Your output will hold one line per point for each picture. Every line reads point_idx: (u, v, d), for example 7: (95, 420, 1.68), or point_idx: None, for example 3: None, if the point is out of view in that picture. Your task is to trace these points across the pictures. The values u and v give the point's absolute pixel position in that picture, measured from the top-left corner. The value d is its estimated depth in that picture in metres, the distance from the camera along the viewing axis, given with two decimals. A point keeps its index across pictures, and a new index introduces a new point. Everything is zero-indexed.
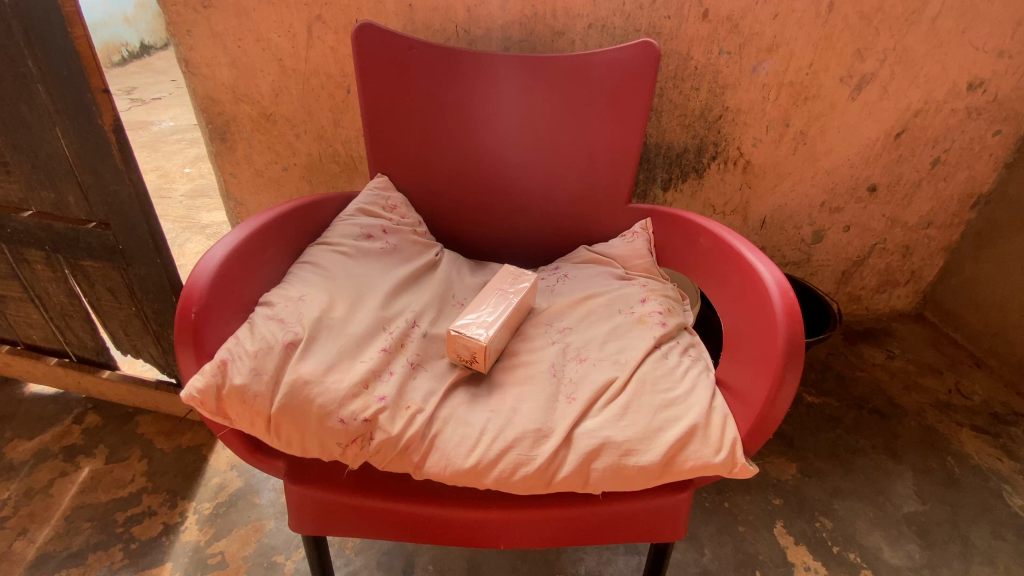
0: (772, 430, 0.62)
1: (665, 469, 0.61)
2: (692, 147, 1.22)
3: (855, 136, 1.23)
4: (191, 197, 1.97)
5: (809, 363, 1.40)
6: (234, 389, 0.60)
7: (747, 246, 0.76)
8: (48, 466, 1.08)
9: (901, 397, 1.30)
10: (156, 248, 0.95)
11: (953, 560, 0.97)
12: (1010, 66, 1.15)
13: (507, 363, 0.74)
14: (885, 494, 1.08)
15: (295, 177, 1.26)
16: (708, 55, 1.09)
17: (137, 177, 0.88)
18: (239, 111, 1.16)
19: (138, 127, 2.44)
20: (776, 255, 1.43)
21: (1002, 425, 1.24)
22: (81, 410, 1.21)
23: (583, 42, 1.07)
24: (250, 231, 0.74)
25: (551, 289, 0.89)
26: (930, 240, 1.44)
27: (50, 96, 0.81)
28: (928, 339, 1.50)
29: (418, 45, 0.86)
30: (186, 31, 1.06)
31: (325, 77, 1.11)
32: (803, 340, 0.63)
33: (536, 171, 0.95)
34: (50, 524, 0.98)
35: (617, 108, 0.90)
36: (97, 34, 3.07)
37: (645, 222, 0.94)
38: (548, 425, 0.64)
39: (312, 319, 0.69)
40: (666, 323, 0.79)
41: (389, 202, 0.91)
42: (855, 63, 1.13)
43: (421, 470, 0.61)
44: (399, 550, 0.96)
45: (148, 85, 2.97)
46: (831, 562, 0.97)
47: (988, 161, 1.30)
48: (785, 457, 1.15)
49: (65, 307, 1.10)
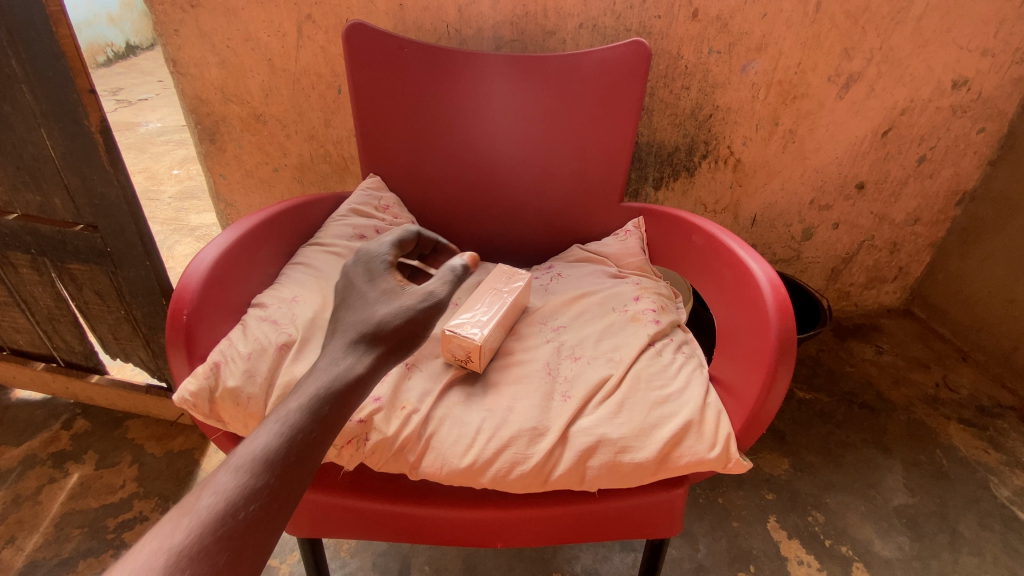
0: (767, 425, 0.63)
1: (660, 466, 0.62)
2: (683, 145, 1.23)
3: (843, 135, 1.24)
4: (180, 199, 1.95)
5: (799, 360, 1.42)
6: (227, 392, 0.59)
7: (739, 243, 0.77)
8: (36, 473, 1.07)
9: (890, 392, 1.32)
10: (145, 251, 0.94)
11: (944, 552, 0.98)
12: (994, 64, 1.17)
13: (502, 362, 0.74)
14: (876, 487, 1.10)
15: (286, 178, 1.25)
16: (698, 55, 1.10)
17: (125, 179, 0.88)
18: (229, 111, 1.15)
19: (125, 129, 2.41)
20: (767, 253, 1.45)
21: (989, 418, 1.26)
22: (69, 415, 1.19)
23: (574, 41, 1.07)
24: (241, 231, 0.73)
25: (545, 288, 0.89)
26: (917, 236, 1.46)
27: (35, 97, 0.80)
28: (915, 334, 1.52)
29: (409, 45, 0.86)
30: (173, 30, 1.05)
31: (316, 77, 1.10)
32: (795, 336, 0.63)
33: (527, 171, 0.95)
34: (40, 532, 0.97)
35: (608, 107, 0.90)
36: (81, 35, 3.04)
37: (638, 220, 0.95)
38: (543, 424, 0.64)
39: (306, 319, 0.68)
40: (660, 320, 0.79)
41: (381, 203, 0.90)
42: (843, 63, 1.14)
43: (417, 470, 0.61)
44: (395, 551, 0.96)
45: (135, 85, 2.96)
46: (824, 556, 0.98)
47: (973, 158, 1.32)
48: (777, 453, 1.16)
49: (52, 311, 1.09)
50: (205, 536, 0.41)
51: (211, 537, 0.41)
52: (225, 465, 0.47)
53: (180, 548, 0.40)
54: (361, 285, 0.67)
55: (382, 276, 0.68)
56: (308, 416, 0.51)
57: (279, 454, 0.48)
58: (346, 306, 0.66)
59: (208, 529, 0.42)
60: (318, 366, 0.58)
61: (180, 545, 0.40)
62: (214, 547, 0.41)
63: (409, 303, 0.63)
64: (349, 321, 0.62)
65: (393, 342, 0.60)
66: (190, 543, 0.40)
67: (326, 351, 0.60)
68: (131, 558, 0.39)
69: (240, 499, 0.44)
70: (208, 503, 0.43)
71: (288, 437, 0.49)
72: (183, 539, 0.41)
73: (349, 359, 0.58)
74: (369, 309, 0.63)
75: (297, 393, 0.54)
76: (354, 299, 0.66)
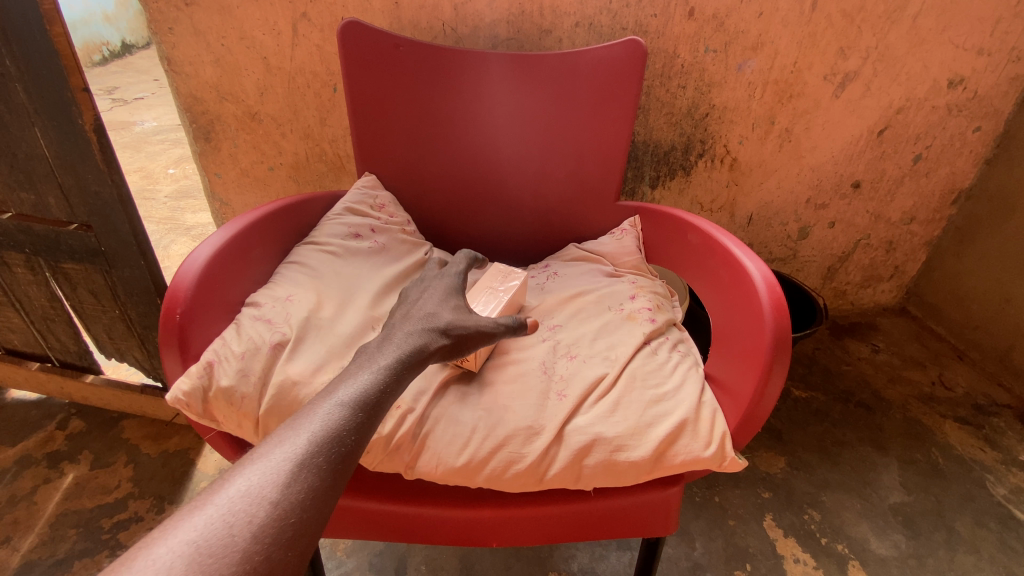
0: (761, 424, 0.63)
1: (655, 464, 0.62)
2: (680, 144, 1.23)
3: (839, 134, 1.25)
4: (175, 198, 1.95)
5: (795, 358, 1.42)
6: (221, 391, 0.59)
7: (734, 241, 0.77)
8: (31, 473, 1.06)
9: (886, 391, 1.32)
10: (140, 250, 0.94)
11: (940, 550, 0.99)
12: (989, 63, 1.18)
13: (498, 361, 0.73)
14: (872, 485, 1.10)
15: (281, 177, 1.25)
16: (695, 54, 1.10)
17: (119, 178, 0.87)
18: (223, 110, 1.14)
19: (121, 128, 2.40)
20: (763, 252, 1.45)
21: (985, 417, 1.26)
22: (63, 415, 1.18)
23: (570, 40, 1.07)
24: (236, 230, 0.73)
25: (541, 287, 0.89)
26: (912, 235, 1.46)
27: (28, 95, 0.79)
28: (911, 333, 1.52)
29: (404, 43, 0.85)
30: (168, 28, 1.04)
31: (311, 75, 1.10)
32: (790, 335, 0.63)
33: (524, 170, 0.95)
34: (35, 532, 0.96)
35: (604, 106, 0.90)
36: (76, 33, 3.02)
37: (634, 219, 0.95)
38: (539, 422, 0.64)
39: (300, 318, 0.68)
40: (656, 319, 0.79)
41: (376, 201, 0.90)
42: (839, 62, 1.14)
43: (412, 470, 0.61)
44: (392, 551, 0.96)
45: (130, 84, 2.94)
46: (820, 554, 0.98)
47: (969, 157, 1.33)
48: (774, 451, 1.17)
49: (47, 311, 1.08)
50: (319, 453, 0.44)
51: (323, 455, 0.44)
52: (328, 398, 0.49)
53: (301, 459, 0.43)
54: (437, 293, 0.67)
55: (452, 293, 0.68)
56: (399, 362, 0.55)
57: (376, 396, 0.51)
58: (411, 300, 0.68)
59: (320, 448, 0.45)
60: (393, 334, 0.59)
61: (295, 463, 0.43)
62: (325, 466, 0.44)
63: (477, 317, 0.65)
64: (420, 312, 0.64)
65: (459, 341, 0.62)
66: (308, 455, 0.44)
67: (402, 321, 0.62)
68: (262, 464, 0.42)
69: (344, 425, 0.47)
70: (319, 424, 0.46)
71: (383, 379, 0.52)
72: (302, 451, 0.44)
73: (427, 324, 0.61)
74: (440, 306, 0.65)
75: (386, 346, 0.57)
76: (436, 290, 0.69)
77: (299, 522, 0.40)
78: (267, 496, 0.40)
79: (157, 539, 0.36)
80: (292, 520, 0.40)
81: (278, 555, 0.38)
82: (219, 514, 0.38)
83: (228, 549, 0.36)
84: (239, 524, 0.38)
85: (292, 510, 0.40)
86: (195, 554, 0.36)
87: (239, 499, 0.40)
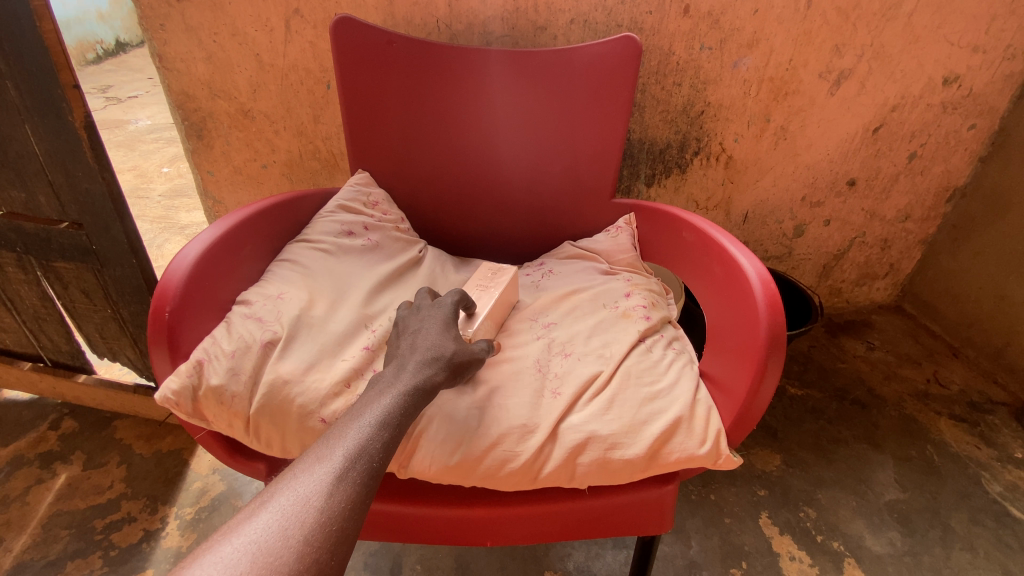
0: (756, 422, 0.63)
1: (650, 462, 0.61)
2: (675, 142, 1.22)
3: (834, 132, 1.25)
4: (169, 197, 1.93)
5: (791, 356, 1.42)
6: (211, 390, 0.58)
7: (729, 239, 0.77)
8: (23, 474, 1.05)
9: (881, 388, 1.33)
10: (132, 249, 0.93)
11: (936, 547, 0.99)
12: (984, 61, 1.18)
13: (493, 358, 0.72)
14: (868, 483, 1.10)
15: (275, 175, 1.24)
16: (690, 51, 1.09)
17: (110, 176, 0.86)
18: (216, 107, 1.14)
19: (114, 127, 2.39)
20: (759, 250, 1.45)
21: (980, 414, 1.26)
22: (56, 416, 1.17)
23: (565, 37, 1.06)
24: (226, 227, 0.72)
25: (536, 285, 0.88)
26: (908, 233, 1.46)
27: (18, 93, 0.79)
28: (906, 330, 1.53)
29: (398, 39, 0.85)
30: (159, 25, 1.03)
31: (304, 72, 1.09)
32: (785, 332, 0.63)
33: (519, 167, 0.94)
34: (27, 532, 0.95)
35: (599, 103, 0.90)
36: (69, 32, 3.00)
37: (629, 217, 0.94)
38: (533, 420, 0.63)
39: (292, 317, 0.68)
40: (651, 316, 0.79)
41: (370, 199, 0.89)
42: (834, 59, 1.14)
43: (405, 469, 0.60)
44: (387, 550, 0.95)
45: (124, 83, 2.92)
46: (816, 551, 0.98)
47: (964, 155, 1.33)
48: (769, 449, 1.17)
49: (38, 310, 1.07)
50: (355, 467, 0.45)
51: (358, 469, 0.45)
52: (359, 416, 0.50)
53: (339, 473, 0.44)
54: (438, 322, 0.63)
55: (452, 323, 0.64)
56: (416, 389, 0.54)
57: (403, 416, 0.51)
58: (409, 332, 0.62)
59: (355, 462, 0.46)
60: (402, 366, 0.56)
61: (334, 475, 0.44)
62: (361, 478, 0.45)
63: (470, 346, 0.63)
64: (424, 344, 0.59)
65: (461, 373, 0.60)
66: (346, 468, 0.45)
67: (407, 353, 0.58)
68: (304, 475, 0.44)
69: (376, 440, 0.48)
70: (353, 440, 0.47)
71: (407, 401, 0.52)
72: (339, 465, 0.45)
73: (434, 355, 0.58)
74: (444, 336, 0.61)
75: (398, 377, 0.55)
76: (435, 318, 0.63)
77: (342, 528, 0.41)
78: (312, 504, 0.41)
79: (215, 547, 0.37)
80: (336, 527, 0.41)
81: (326, 558, 0.39)
82: (269, 521, 0.40)
83: (281, 553, 0.38)
84: (289, 530, 0.39)
85: (335, 517, 0.41)
86: (253, 555, 0.37)
87: (287, 510, 0.41)
